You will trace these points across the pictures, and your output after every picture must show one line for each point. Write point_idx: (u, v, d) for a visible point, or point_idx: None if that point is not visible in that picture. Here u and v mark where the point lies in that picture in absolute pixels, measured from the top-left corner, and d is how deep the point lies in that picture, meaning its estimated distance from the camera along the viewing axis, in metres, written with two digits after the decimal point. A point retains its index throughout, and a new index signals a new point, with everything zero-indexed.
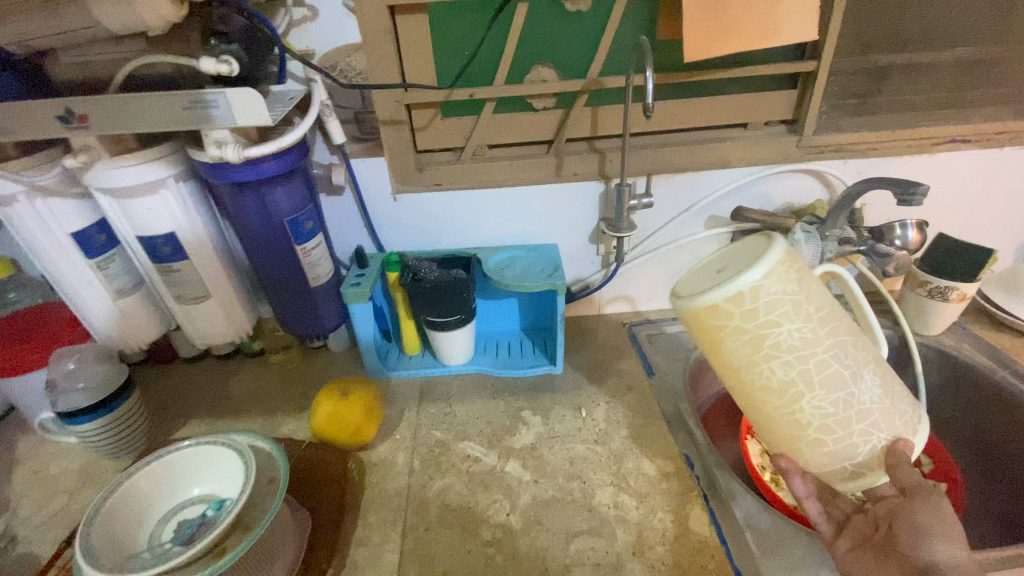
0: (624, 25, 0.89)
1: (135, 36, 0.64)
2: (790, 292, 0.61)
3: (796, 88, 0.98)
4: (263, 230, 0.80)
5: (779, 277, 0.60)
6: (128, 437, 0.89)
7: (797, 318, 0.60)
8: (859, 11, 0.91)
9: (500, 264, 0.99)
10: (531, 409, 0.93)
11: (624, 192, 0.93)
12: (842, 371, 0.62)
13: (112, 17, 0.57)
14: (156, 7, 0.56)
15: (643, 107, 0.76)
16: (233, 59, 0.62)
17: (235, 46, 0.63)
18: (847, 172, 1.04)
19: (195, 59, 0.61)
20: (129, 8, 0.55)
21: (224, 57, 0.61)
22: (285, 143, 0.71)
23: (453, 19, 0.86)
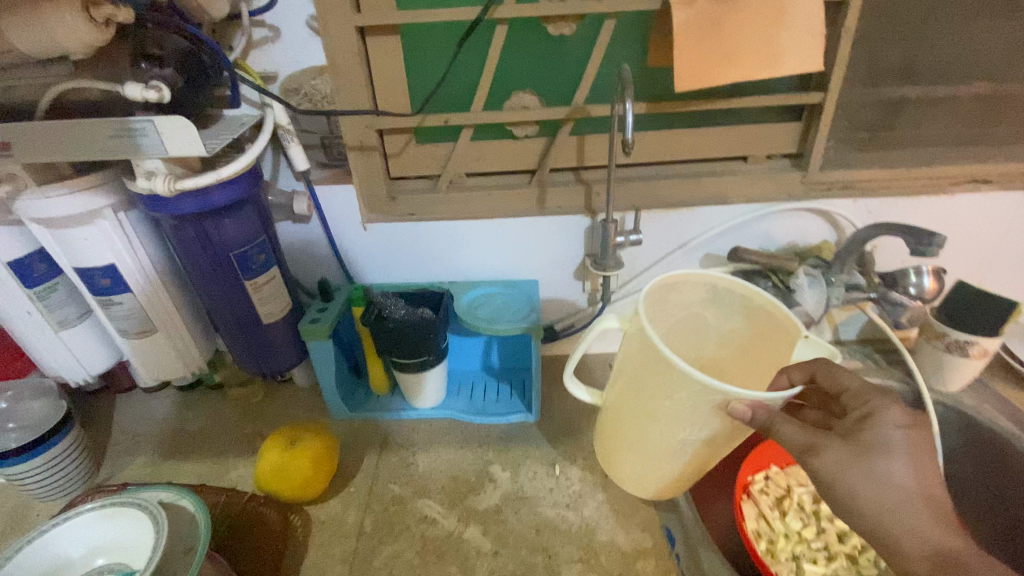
0: (612, 51, 0.83)
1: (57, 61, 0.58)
2: (634, 450, 0.64)
3: (802, 120, 0.91)
4: (209, 263, 0.73)
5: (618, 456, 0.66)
6: (64, 477, 0.84)
7: (668, 458, 0.60)
8: (868, 42, 0.85)
9: (471, 303, 0.92)
10: (500, 463, 0.85)
11: (609, 229, 0.86)
12: (694, 428, 0.56)
13: (24, 38, 0.52)
14: (77, 33, 0.51)
15: (624, 142, 0.69)
16: (164, 85, 0.57)
17: (168, 72, 0.61)
18: (857, 211, 0.95)
19: (122, 84, 0.56)
20: (42, 29, 0.51)
21: (154, 83, 0.57)
22: (226, 173, 0.66)
23: (427, 41, 0.80)
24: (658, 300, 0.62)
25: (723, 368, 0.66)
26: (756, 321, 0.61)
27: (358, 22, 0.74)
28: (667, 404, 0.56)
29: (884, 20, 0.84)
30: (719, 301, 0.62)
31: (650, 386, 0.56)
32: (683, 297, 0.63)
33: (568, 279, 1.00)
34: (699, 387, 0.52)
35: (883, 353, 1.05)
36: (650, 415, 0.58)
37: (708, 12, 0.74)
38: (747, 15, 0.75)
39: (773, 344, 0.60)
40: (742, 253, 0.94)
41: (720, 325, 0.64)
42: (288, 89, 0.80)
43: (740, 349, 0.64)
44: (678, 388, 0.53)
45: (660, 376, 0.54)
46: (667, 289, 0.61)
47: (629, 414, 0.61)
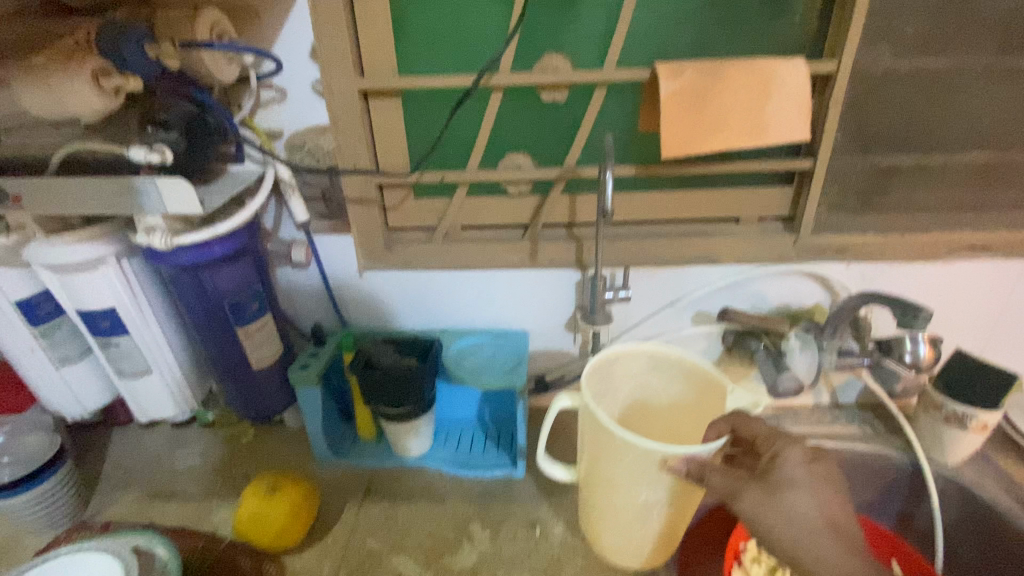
0: (603, 116, 0.86)
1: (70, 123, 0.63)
2: (609, 514, 0.70)
3: (793, 184, 0.92)
4: (203, 311, 0.76)
5: (597, 518, 0.72)
6: (55, 511, 0.85)
7: (635, 514, 0.67)
8: (858, 112, 0.86)
9: (461, 354, 0.96)
10: (481, 520, 0.84)
11: (596, 286, 0.87)
12: (651, 488, 0.63)
13: (40, 105, 0.59)
14: (87, 101, 0.58)
15: (601, 210, 0.75)
16: (166, 148, 0.62)
17: (174, 137, 0.64)
18: (850, 275, 0.95)
19: (127, 147, 0.62)
20: (55, 98, 0.58)
21: (157, 146, 0.62)
22: (220, 229, 0.69)
23: (426, 103, 0.84)
24: (606, 375, 0.73)
25: (677, 426, 0.75)
26: (692, 384, 0.71)
27: (362, 86, 0.78)
28: (622, 470, 0.63)
29: (874, 91, 0.84)
30: (661, 367, 0.73)
31: (606, 456, 0.64)
32: (629, 367, 0.74)
33: (559, 330, 1.01)
34: (640, 451, 0.60)
35: (881, 419, 1.02)
36: (613, 481, 0.65)
37: (696, 84, 0.77)
38: (733, 87, 0.77)
39: (708, 403, 0.69)
40: (731, 314, 0.94)
41: (665, 389, 0.74)
42: (292, 145, 0.84)
43: (685, 410, 0.73)
44: (625, 453, 0.62)
45: (609, 446, 0.63)
46: (612, 364, 0.73)
47: (595, 483, 0.68)
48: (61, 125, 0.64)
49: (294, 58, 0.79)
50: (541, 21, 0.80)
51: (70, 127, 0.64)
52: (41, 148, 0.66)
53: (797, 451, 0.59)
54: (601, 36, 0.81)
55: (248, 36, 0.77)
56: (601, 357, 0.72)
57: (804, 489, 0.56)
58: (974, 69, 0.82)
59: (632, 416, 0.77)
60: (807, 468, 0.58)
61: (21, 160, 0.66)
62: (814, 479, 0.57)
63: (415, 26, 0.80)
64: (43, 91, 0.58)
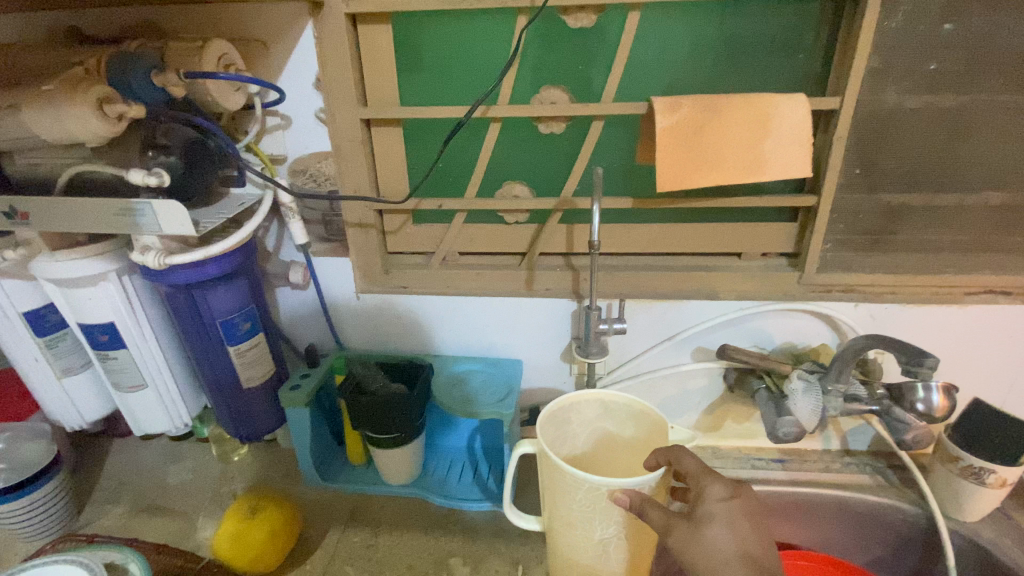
0: (602, 147, 0.86)
1: (77, 145, 0.67)
2: (571, 558, 0.70)
3: (797, 220, 0.90)
4: (194, 329, 0.78)
5: (560, 564, 0.73)
6: (45, 521, 0.86)
7: (593, 555, 0.68)
8: (866, 149, 0.83)
9: (455, 376, 0.94)
10: (462, 556, 0.82)
11: (591, 315, 0.83)
12: (602, 524, 0.64)
13: (48, 129, 0.62)
14: (89, 126, 0.61)
15: (591, 242, 0.75)
16: (164, 171, 0.65)
17: (172, 159, 0.69)
18: (858, 316, 0.91)
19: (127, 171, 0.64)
20: (61, 124, 0.61)
21: (156, 170, 0.64)
22: (213, 251, 0.71)
23: (425, 132, 0.85)
24: (561, 423, 0.76)
25: (633, 469, 0.77)
26: (641, 425, 0.74)
27: (363, 115, 0.80)
28: (576, 509, 0.65)
29: (885, 126, 0.81)
30: (611, 413, 0.76)
31: (559, 496, 0.66)
32: (583, 414, 0.77)
33: (555, 360, 0.99)
34: (586, 486, 0.62)
35: (894, 469, 0.96)
36: (571, 523, 0.67)
37: (693, 119, 0.76)
38: (728, 124, 0.76)
39: (654, 442, 0.72)
40: (730, 351, 0.89)
41: (618, 432, 0.77)
42: (295, 170, 0.87)
43: (638, 452, 0.76)
44: (576, 490, 0.63)
45: (560, 484, 0.65)
46: (567, 412, 0.76)
47: (556, 526, 0.69)
48: (69, 147, 0.68)
49: (298, 87, 0.82)
50: (540, 55, 0.81)
51: (77, 149, 0.68)
52: (51, 169, 0.69)
53: (719, 488, 0.60)
54: (599, 70, 0.81)
55: (257, 67, 0.80)
56: (556, 405, 0.75)
57: (723, 524, 0.56)
58: (991, 108, 0.79)
59: (590, 463, 0.79)
60: (728, 504, 0.58)
61: (37, 180, 0.71)
62: (734, 514, 0.57)
63: (416, 58, 0.81)
64: (51, 117, 0.61)
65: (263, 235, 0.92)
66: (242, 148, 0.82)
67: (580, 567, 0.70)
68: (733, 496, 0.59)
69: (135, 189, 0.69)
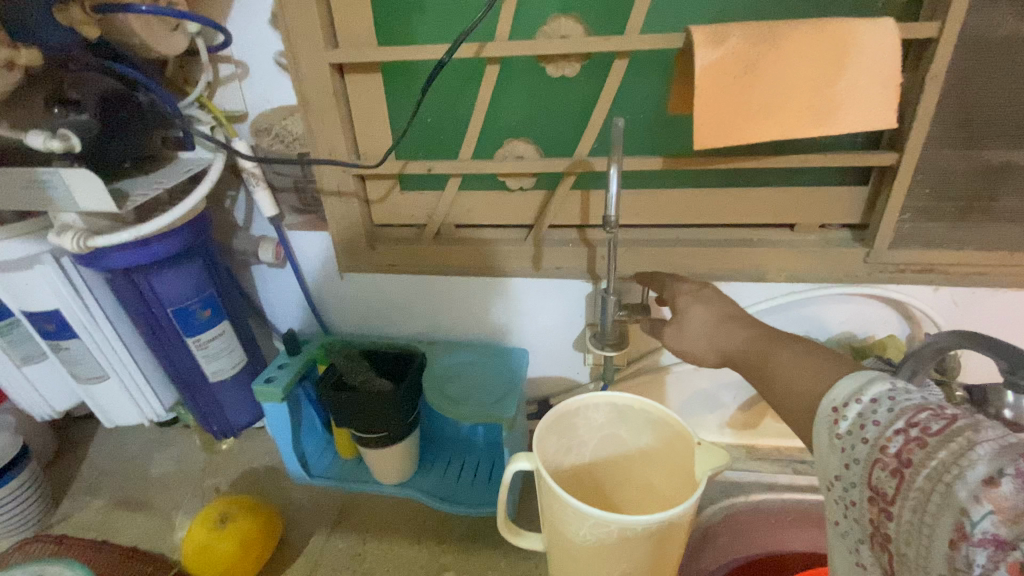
0: (624, 94, 0.70)
1: None
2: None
3: (868, 183, 0.72)
4: (144, 318, 0.69)
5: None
6: (16, 517, 0.80)
7: None
8: (971, 91, 0.64)
9: (449, 368, 0.82)
10: (458, 571, 0.73)
11: (608, 302, 0.69)
12: (613, 560, 0.54)
13: None
14: None
15: (607, 214, 0.60)
16: (71, 134, 0.55)
17: (84, 118, 0.58)
18: (937, 302, 0.76)
19: (27, 132, 0.55)
20: None
21: (60, 132, 0.55)
22: (145, 231, 0.59)
23: (407, 78, 0.70)
24: (566, 428, 0.64)
25: (651, 481, 0.66)
26: (662, 435, 0.62)
27: (332, 58, 0.65)
28: (578, 541, 0.54)
29: (1003, 58, 0.62)
30: (625, 420, 0.64)
31: (558, 525, 0.55)
32: (592, 420, 0.64)
33: (567, 348, 0.86)
34: (591, 521, 0.51)
35: None
36: (571, 550, 0.56)
37: (743, 54, 0.59)
38: (789, 60, 0.59)
39: (677, 457, 0.60)
40: None
41: (634, 442, 0.65)
42: (259, 129, 0.74)
43: (655, 464, 0.64)
44: (578, 524, 0.53)
45: (558, 512, 0.54)
46: (573, 416, 0.63)
47: (555, 551, 0.59)
48: None
49: (254, 27, 0.68)
50: None
51: None
52: None
53: (690, 289, 0.60)
54: None
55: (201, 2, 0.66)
56: (560, 408, 0.62)
57: (702, 305, 0.56)
58: None
59: (597, 471, 0.68)
60: (700, 293, 0.58)
61: None
62: (709, 297, 0.57)
63: None
64: None
65: (231, 206, 0.81)
66: (190, 102, 0.67)
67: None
68: (702, 288, 0.59)
69: (46, 155, 0.59)
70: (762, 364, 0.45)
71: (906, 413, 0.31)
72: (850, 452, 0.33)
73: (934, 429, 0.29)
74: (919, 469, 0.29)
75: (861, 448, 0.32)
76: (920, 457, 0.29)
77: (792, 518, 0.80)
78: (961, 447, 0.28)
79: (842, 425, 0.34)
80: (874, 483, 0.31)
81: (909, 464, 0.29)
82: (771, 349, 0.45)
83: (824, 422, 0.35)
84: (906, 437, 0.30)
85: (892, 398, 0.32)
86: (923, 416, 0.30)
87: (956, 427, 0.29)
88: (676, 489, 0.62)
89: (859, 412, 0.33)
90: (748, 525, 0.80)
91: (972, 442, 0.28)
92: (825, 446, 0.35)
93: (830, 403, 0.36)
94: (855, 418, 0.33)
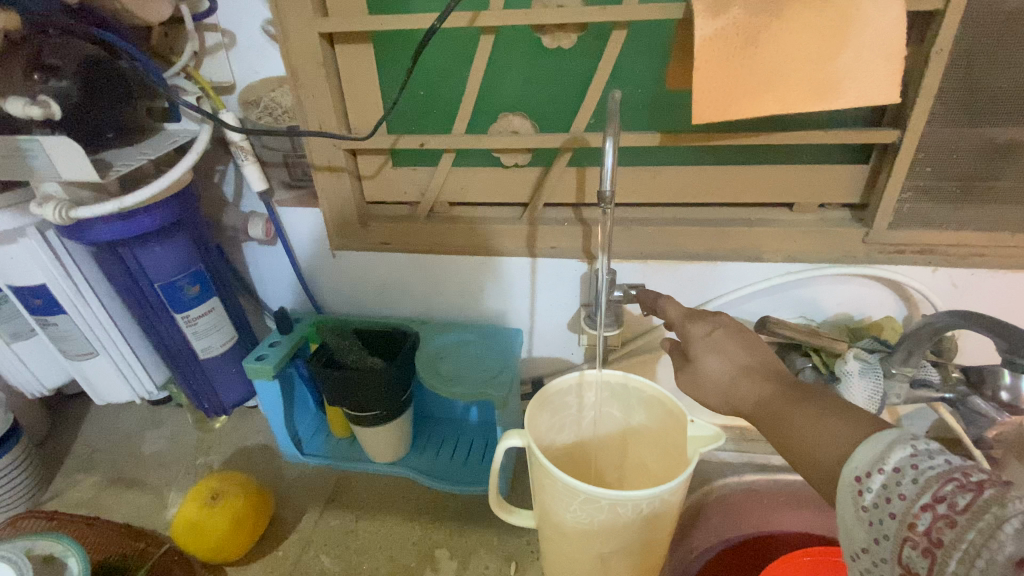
0: (622, 68, 0.68)
1: None
2: (567, 566, 0.60)
3: (868, 163, 0.71)
4: (132, 294, 0.68)
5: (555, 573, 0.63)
6: (7, 494, 0.80)
7: (592, 564, 0.57)
8: (979, 65, 0.62)
9: (442, 348, 0.81)
10: (449, 548, 0.73)
11: (602, 279, 0.65)
12: (602, 536, 0.54)
13: None
14: None
15: (600, 192, 0.57)
16: (51, 101, 0.54)
17: (65, 84, 0.57)
18: (935, 284, 0.75)
19: (6, 99, 0.53)
20: None
21: (41, 99, 0.53)
22: (129, 202, 0.58)
23: (400, 49, 0.68)
24: (558, 407, 0.63)
25: (644, 459, 0.66)
26: (654, 415, 0.62)
27: (322, 28, 0.63)
28: (568, 518, 0.54)
29: (1011, 31, 0.60)
30: (617, 398, 0.63)
31: (550, 503, 0.55)
32: (585, 398, 0.64)
33: (561, 329, 0.86)
34: (582, 498, 0.51)
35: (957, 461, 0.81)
36: (563, 531, 0.56)
37: (743, 25, 0.57)
38: (792, 31, 0.57)
39: (669, 437, 0.60)
40: (771, 325, 0.70)
41: (625, 421, 0.65)
42: (248, 101, 0.72)
43: (647, 443, 0.64)
44: (569, 500, 0.52)
45: (551, 490, 0.54)
46: (565, 394, 0.63)
47: (548, 534, 0.59)
48: None
49: None
50: None
51: None
52: None
53: (700, 326, 0.54)
54: None
55: None
56: (552, 386, 0.61)
57: (716, 352, 0.51)
58: None
59: (588, 449, 0.68)
60: (714, 335, 0.52)
61: None
62: (724, 342, 0.51)
63: None
64: None
65: (220, 180, 0.80)
66: (175, 72, 0.65)
67: None
68: (714, 327, 0.53)
69: (28, 124, 0.57)
70: (786, 424, 0.41)
71: (933, 485, 0.29)
72: (878, 526, 0.31)
73: (961, 504, 0.28)
74: (951, 550, 0.27)
75: (890, 523, 0.30)
76: (950, 537, 0.27)
77: (782, 498, 0.80)
78: (989, 525, 0.26)
79: (866, 497, 0.32)
80: (905, 562, 0.29)
81: (939, 545, 0.28)
82: (792, 412, 0.41)
83: (845, 490, 0.33)
84: (934, 514, 0.28)
85: (914, 467, 0.30)
86: (949, 490, 0.28)
87: (985, 501, 0.27)
88: (666, 469, 0.62)
89: (883, 483, 0.31)
90: (738, 505, 0.81)
91: (1001, 520, 0.26)
92: (850, 517, 0.33)
93: (851, 470, 0.34)
94: (880, 490, 0.31)
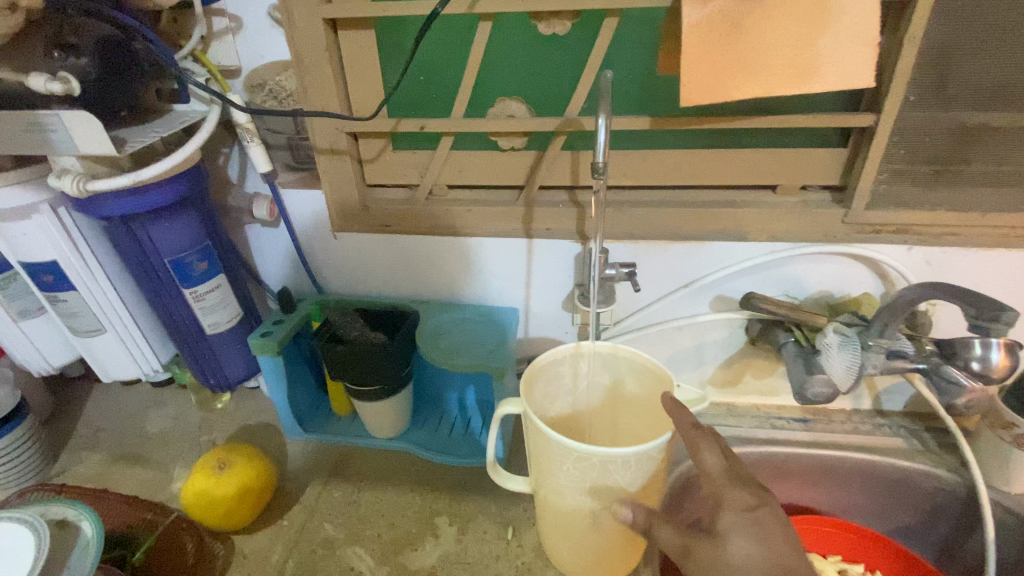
0: (613, 54, 0.71)
1: None
2: (563, 526, 0.63)
3: (847, 146, 0.75)
4: (142, 270, 0.70)
5: (548, 534, 0.67)
6: (17, 468, 0.82)
7: (586, 522, 0.61)
8: (948, 53, 0.66)
9: (441, 325, 0.84)
10: (449, 515, 0.76)
11: (594, 255, 0.68)
12: (596, 493, 0.57)
13: None
14: None
15: (595, 166, 0.60)
16: (70, 77, 0.56)
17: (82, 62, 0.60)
18: (911, 261, 0.79)
19: (28, 74, 0.56)
20: None
21: (60, 75, 0.56)
22: (144, 177, 0.61)
23: (401, 35, 0.71)
24: (553, 376, 0.66)
25: (634, 426, 0.69)
26: (644, 382, 0.65)
27: (327, 13, 0.66)
28: (563, 476, 0.57)
29: (976, 21, 0.64)
30: (609, 366, 0.67)
31: (546, 463, 0.58)
32: (579, 367, 0.67)
33: (555, 309, 0.89)
34: (576, 455, 0.54)
35: (932, 432, 0.85)
36: (558, 490, 0.59)
37: (727, 14, 0.61)
38: (773, 17, 0.61)
39: (657, 403, 0.63)
40: (756, 301, 0.75)
41: (616, 389, 0.68)
42: (253, 84, 0.74)
43: (637, 410, 0.67)
44: (564, 458, 0.55)
45: (546, 450, 0.57)
46: (559, 364, 0.66)
47: (544, 495, 0.62)
48: None
49: None
50: None
51: None
52: None
53: (745, 497, 0.48)
54: None
55: None
56: (547, 357, 0.64)
57: (753, 538, 0.46)
58: None
59: (582, 417, 0.71)
60: (756, 514, 0.47)
61: None
62: (768, 527, 0.46)
63: None
64: None
65: (225, 162, 0.83)
66: (184, 55, 0.68)
67: (578, 542, 0.63)
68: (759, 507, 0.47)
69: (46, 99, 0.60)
70: None
71: None
72: None
73: None
74: None
75: None
76: None
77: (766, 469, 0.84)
78: None
79: None
80: None
81: None
82: None
83: None
84: None
85: None
86: None
87: None
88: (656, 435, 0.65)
89: None
90: None
91: None
92: None
93: None
94: None
